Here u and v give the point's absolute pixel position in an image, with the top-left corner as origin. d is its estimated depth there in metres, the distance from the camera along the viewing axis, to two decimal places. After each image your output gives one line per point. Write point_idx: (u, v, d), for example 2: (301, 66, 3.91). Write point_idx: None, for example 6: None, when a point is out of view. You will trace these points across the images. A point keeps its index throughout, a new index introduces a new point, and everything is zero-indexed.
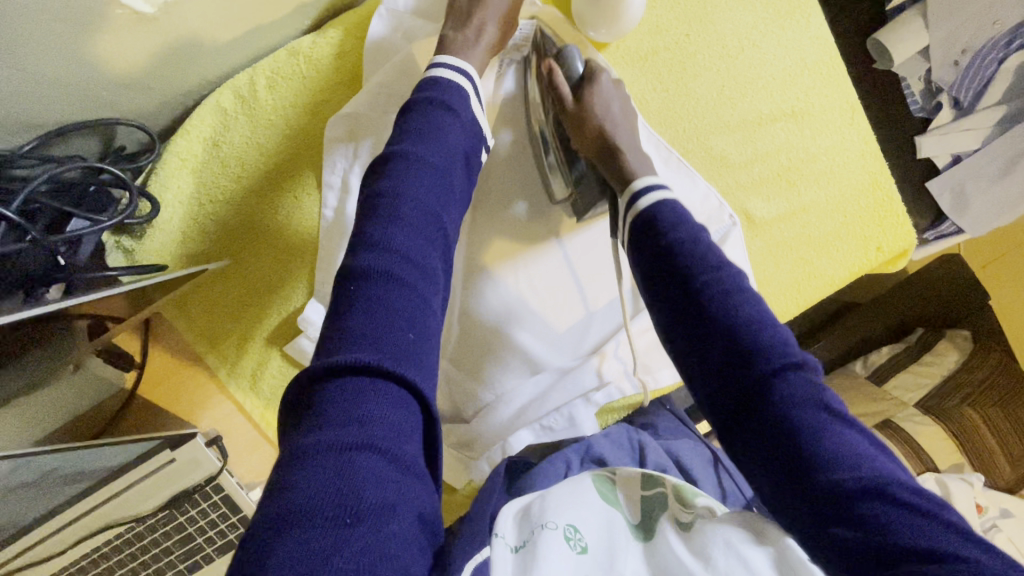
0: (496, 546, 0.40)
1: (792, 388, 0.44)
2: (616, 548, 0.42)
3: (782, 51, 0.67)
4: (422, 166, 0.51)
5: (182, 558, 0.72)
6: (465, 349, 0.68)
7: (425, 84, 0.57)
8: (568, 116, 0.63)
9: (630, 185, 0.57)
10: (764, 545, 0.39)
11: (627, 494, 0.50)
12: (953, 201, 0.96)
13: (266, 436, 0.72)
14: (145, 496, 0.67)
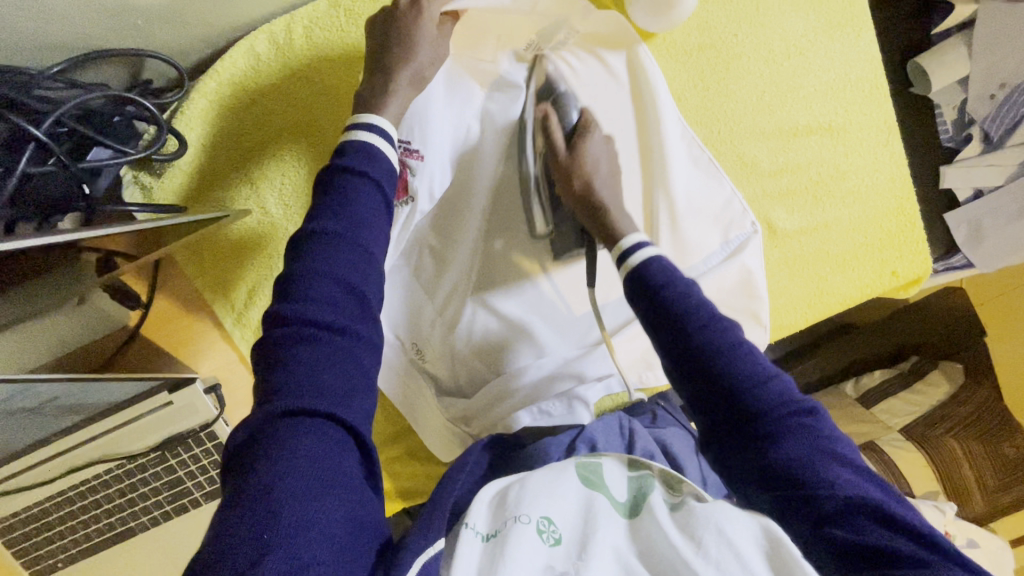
0: (467, 535, 0.44)
1: (786, 436, 0.46)
2: (599, 522, 0.45)
3: (827, 64, 0.66)
4: (335, 243, 0.47)
5: (169, 499, 0.73)
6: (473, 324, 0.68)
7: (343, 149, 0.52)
8: (555, 163, 0.60)
9: (618, 244, 0.56)
10: (754, 532, 0.42)
11: (612, 475, 0.53)
12: (968, 234, 0.97)
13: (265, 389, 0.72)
14: (141, 434, 0.68)
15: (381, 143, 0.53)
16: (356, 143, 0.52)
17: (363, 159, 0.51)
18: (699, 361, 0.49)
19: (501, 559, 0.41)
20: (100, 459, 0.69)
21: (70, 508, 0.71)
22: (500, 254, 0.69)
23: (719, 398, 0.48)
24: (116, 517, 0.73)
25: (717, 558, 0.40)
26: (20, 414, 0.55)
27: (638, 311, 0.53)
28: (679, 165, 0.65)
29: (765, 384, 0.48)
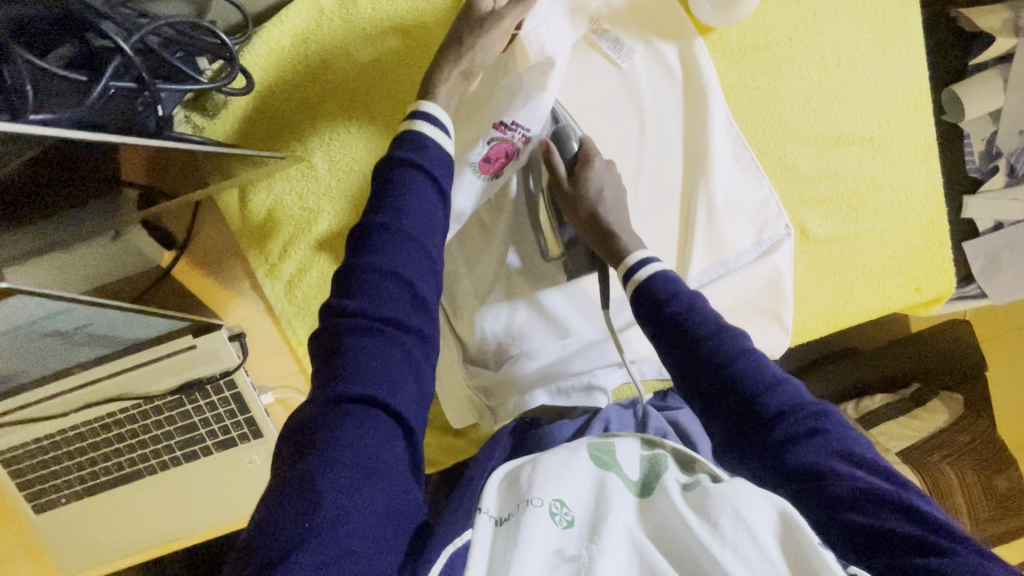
0: (480, 520, 0.43)
1: (797, 437, 0.46)
2: (611, 503, 0.44)
3: (876, 76, 0.67)
4: (399, 238, 0.49)
5: (181, 445, 0.72)
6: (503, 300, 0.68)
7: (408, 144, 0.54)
8: (560, 193, 0.63)
9: (623, 262, 0.60)
10: (770, 514, 0.41)
11: (624, 454, 0.51)
12: (985, 266, 0.99)
13: (289, 342, 0.71)
14: (164, 374, 0.68)
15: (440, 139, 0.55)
16: (412, 134, 0.55)
17: (412, 149, 0.53)
18: (704, 370, 0.51)
19: (515, 539, 0.40)
20: (119, 396, 0.69)
21: (82, 444, 0.71)
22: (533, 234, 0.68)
23: (725, 405, 0.50)
24: (125, 458, 0.72)
25: (734, 541, 0.39)
26: (50, 337, 0.55)
27: (647, 322, 0.56)
28: (721, 156, 0.66)
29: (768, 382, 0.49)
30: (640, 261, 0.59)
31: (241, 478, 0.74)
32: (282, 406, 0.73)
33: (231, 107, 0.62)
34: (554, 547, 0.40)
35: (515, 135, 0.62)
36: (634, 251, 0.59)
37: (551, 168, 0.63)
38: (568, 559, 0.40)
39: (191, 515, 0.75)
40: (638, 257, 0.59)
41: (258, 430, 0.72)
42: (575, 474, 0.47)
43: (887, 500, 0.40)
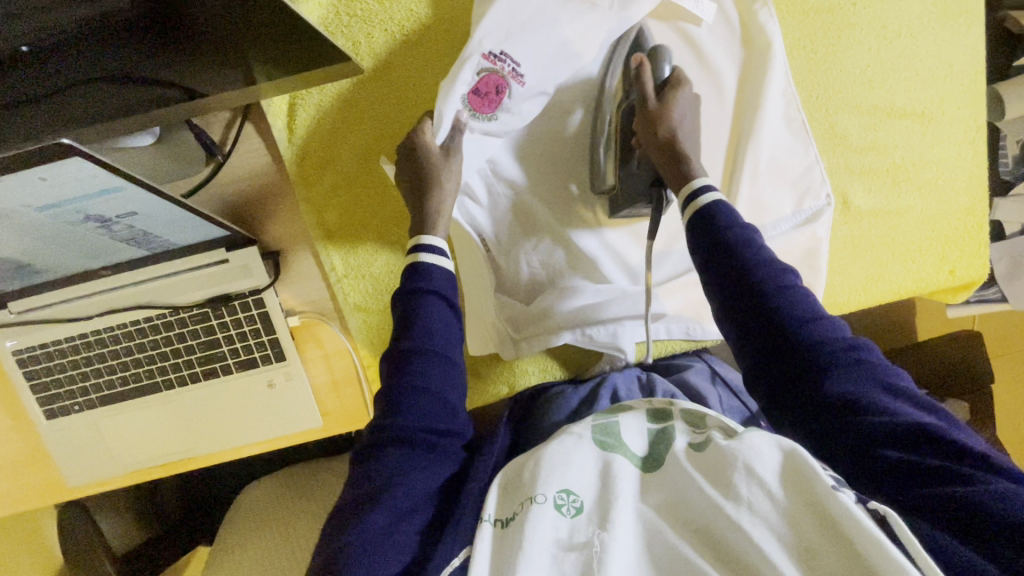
0: (484, 529, 0.48)
1: (837, 364, 0.48)
2: (620, 481, 0.48)
3: (934, 51, 0.67)
4: (423, 357, 0.55)
5: (201, 362, 0.71)
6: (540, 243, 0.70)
7: (416, 272, 0.59)
8: (643, 109, 0.62)
9: (688, 183, 0.59)
10: (780, 467, 0.44)
11: (630, 429, 0.53)
12: (1009, 268, 0.99)
13: (320, 263, 0.70)
14: (194, 285, 0.68)
15: (443, 263, 0.60)
16: (417, 265, 0.59)
17: (421, 277, 0.58)
18: (749, 297, 0.52)
19: (524, 540, 0.44)
20: (146, 304, 0.68)
21: (100, 351, 0.70)
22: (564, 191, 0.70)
23: (769, 333, 0.51)
24: (143, 370, 0.71)
25: (749, 500, 0.42)
26: (91, 226, 0.55)
27: (698, 255, 0.56)
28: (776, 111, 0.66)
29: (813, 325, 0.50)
30: (705, 186, 0.57)
31: (258, 401, 0.73)
32: (307, 332, 0.72)
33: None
34: (561, 538, 0.45)
35: (505, 67, 0.60)
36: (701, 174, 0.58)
37: (638, 89, 0.63)
38: (577, 547, 0.45)
39: (204, 435, 0.74)
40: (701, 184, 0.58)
41: (281, 352, 0.71)
42: (581, 461, 0.50)
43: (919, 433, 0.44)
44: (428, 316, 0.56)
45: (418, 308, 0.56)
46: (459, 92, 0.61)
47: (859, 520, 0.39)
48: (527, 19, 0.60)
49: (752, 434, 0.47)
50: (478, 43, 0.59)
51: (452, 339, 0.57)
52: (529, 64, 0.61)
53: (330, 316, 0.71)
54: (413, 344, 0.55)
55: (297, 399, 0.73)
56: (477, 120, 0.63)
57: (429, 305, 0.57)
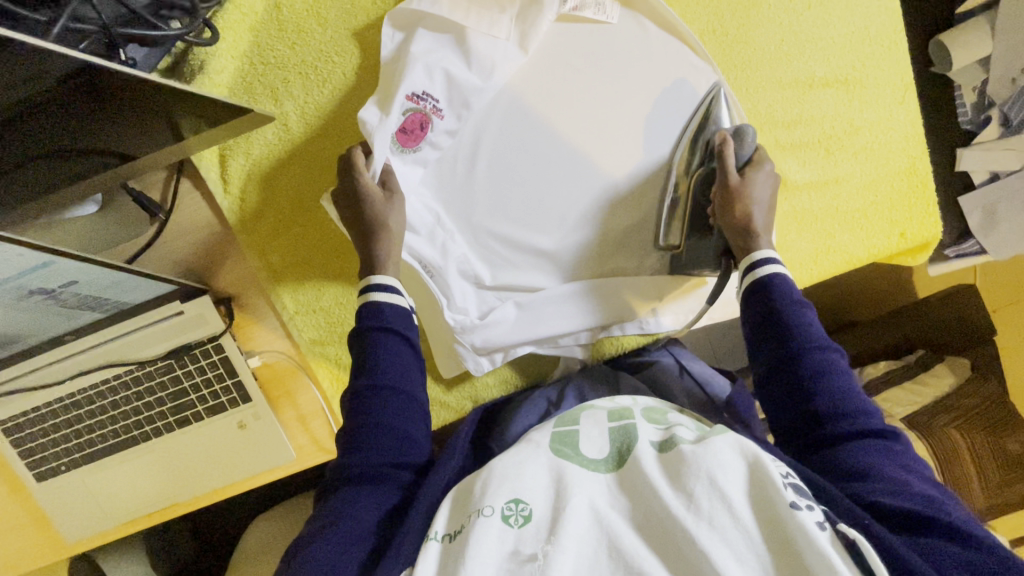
0: (431, 546, 0.48)
1: (869, 449, 0.50)
2: (574, 487, 0.48)
3: (848, 16, 0.67)
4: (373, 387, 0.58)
5: (172, 411, 0.74)
6: (492, 254, 0.70)
7: (367, 313, 0.61)
8: (724, 185, 0.64)
9: (748, 256, 0.62)
10: (742, 476, 0.46)
11: (589, 438, 0.54)
12: (982, 219, 0.96)
13: (276, 302, 0.72)
14: (154, 339, 0.70)
15: (395, 300, 0.62)
16: (367, 305, 0.61)
17: (371, 316, 0.61)
18: (794, 366, 0.55)
19: (468, 554, 0.44)
20: (110, 362, 0.70)
21: (77, 412, 0.72)
22: (507, 196, 0.69)
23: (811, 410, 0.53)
24: (119, 425, 0.74)
25: (710, 513, 0.44)
26: (37, 297, 0.58)
27: (751, 312, 0.60)
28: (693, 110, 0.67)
29: (861, 408, 0.53)
30: (763, 257, 0.61)
31: (231, 444, 0.75)
32: (269, 368, 0.74)
33: (217, 56, 0.64)
34: (509, 547, 0.45)
35: (428, 105, 0.63)
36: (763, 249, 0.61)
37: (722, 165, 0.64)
38: (525, 560, 0.44)
39: (186, 482, 0.76)
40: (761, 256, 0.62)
41: (246, 394, 0.73)
42: (534, 470, 0.51)
43: (928, 517, 0.45)
44: (376, 347, 0.59)
45: (373, 347, 0.59)
46: (390, 131, 0.62)
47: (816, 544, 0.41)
48: (429, 52, 0.63)
49: (719, 441, 0.49)
50: (403, 83, 0.62)
51: (407, 371, 0.60)
52: (448, 101, 0.64)
53: (289, 353, 0.73)
54: (370, 382, 0.58)
55: (267, 436, 0.75)
56: (405, 155, 0.65)
57: (379, 338, 0.60)
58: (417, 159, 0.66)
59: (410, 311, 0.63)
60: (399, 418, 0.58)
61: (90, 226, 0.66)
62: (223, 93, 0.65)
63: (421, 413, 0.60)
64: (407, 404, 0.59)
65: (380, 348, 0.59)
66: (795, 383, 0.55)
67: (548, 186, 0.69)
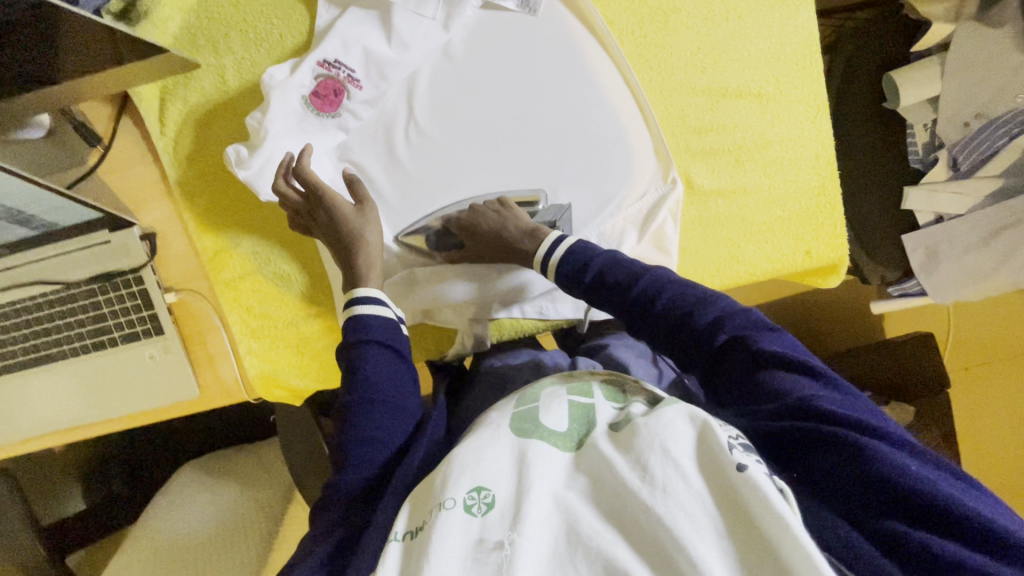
0: (392, 547, 0.45)
1: (737, 357, 0.52)
2: (537, 469, 0.45)
3: (764, 33, 0.71)
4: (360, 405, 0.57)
5: (91, 334, 0.78)
6: (407, 218, 0.71)
7: (354, 326, 0.61)
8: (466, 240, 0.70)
9: (532, 258, 0.66)
10: (689, 444, 0.44)
11: (549, 414, 0.52)
12: (925, 260, 0.96)
13: (198, 246, 0.77)
14: (80, 263, 0.74)
15: (381, 311, 0.62)
16: (352, 318, 0.61)
17: (357, 329, 0.60)
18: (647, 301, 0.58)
19: (431, 552, 0.41)
20: (40, 280, 0.75)
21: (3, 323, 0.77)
22: (424, 155, 0.70)
23: (676, 332, 0.56)
24: (42, 342, 0.78)
25: (664, 482, 0.41)
26: None
27: (581, 288, 0.63)
28: (594, 104, 0.69)
29: (714, 314, 0.54)
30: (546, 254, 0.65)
31: (142, 373, 0.78)
32: (184, 307, 0.78)
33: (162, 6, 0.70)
34: (472, 537, 0.42)
35: (340, 73, 0.67)
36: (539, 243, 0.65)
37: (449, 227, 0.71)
38: (490, 548, 0.41)
39: (98, 405, 0.80)
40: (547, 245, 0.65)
41: (160, 327, 0.77)
42: (494, 453, 0.47)
43: (806, 413, 0.45)
44: (365, 364, 0.59)
45: (361, 360, 0.59)
46: (298, 92, 0.67)
47: (770, 499, 0.39)
48: (356, 25, 0.68)
49: (670, 411, 0.47)
50: (316, 50, 0.67)
51: (394, 382, 0.59)
52: (364, 73, 0.68)
53: (204, 292, 0.78)
54: (355, 397, 0.57)
55: (176, 371, 0.78)
56: (323, 119, 0.68)
57: (366, 353, 0.59)
58: (336, 124, 0.69)
59: (397, 322, 0.63)
60: (379, 428, 0.57)
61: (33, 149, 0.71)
62: (165, 40, 0.71)
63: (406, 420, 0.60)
64: (392, 416, 0.58)
65: (366, 361, 0.59)
66: (649, 319, 0.58)
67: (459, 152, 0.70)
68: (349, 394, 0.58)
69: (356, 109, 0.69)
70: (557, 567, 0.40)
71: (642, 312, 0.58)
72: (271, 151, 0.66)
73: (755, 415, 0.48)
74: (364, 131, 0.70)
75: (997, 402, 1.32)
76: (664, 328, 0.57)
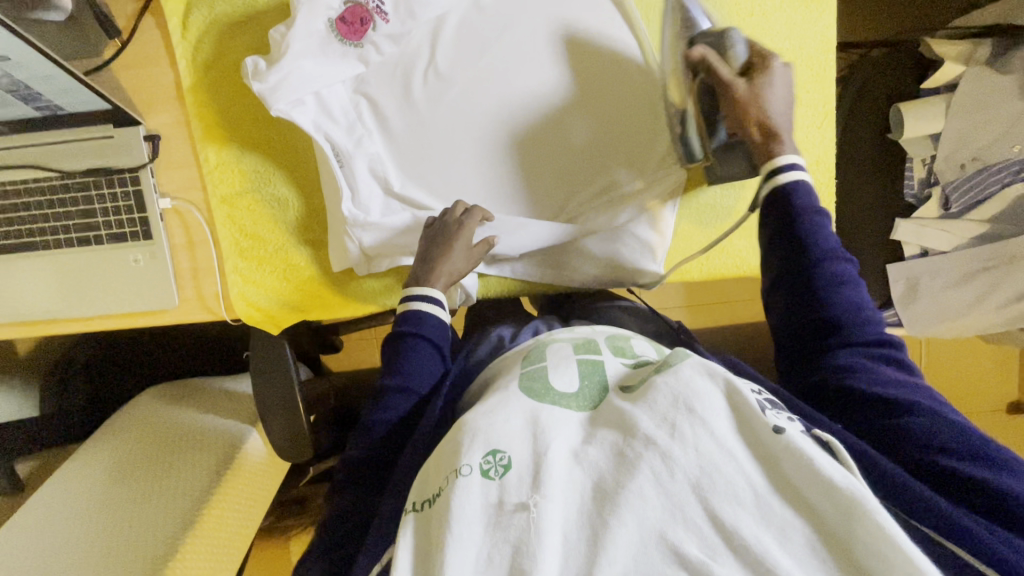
0: (409, 520, 0.46)
1: (871, 353, 0.55)
2: (552, 432, 0.47)
3: (785, 34, 0.73)
4: (399, 394, 0.62)
5: (77, 229, 0.76)
6: (417, 160, 0.74)
7: (408, 319, 0.66)
8: (729, 90, 0.63)
9: (772, 159, 0.61)
10: (713, 398, 0.45)
11: (557, 377, 0.54)
12: (904, 292, 0.98)
13: (199, 156, 0.76)
14: (79, 155, 0.74)
15: (436, 311, 0.67)
16: (409, 313, 0.66)
17: (412, 323, 0.65)
18: (809, 274, 0.58)
19: (451, 516, 0.42)
20: (36, 165, 0.74)
21: None
22: (439, 105, 0.73)
23: (822, 312, 0.57)
24: (26, 230, 0.76)
25: (694, 440, 0.42)
26: None
27: (767, 223, 0.62)
28: (604, 82, 0.73)
29: (865, 314, 0.57)
30: (789, 165, 0.61)
31: (123, 277, 0.77)
32: (178, 216, 0.78)
33: None
34: (493, 499, 0.43)
35: (370, 3, 0.68)
36: (789, 152, 0.61)
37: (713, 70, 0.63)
38: (511, 509, 0.42)
39: (74, 303, 0.78)
40: (786, 162, 0.61)
41: (148, 232, 0.76)
42: (506, 415, 0.48)
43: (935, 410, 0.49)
44: (410, 356, 0.64)
45: (405, 352, 0.64)
46: (326, 15, 0.67)
47: (810, 456, 0.40)
48: None
49: (686, 368, 0.48)
50: None
51: (430, 376, 0.64)
52: (393, 7, 0.69)
53: (200, 206, 0.78)
54: (394, 383, 0.63)
55: (159, 279, 0.77)
56: (346, 47, 0.69)
57: (415, 347, 0.64)
58: (359, 55, 0.70)
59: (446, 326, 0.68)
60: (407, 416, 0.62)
61: (50, 31, 0.70)
62: None
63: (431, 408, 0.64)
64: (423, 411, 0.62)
65: (412, 353, 0.64)
66: (805, 289, 0.58)
67: (475, 106, 0.73)
68: (390, 379, 0.63)
69: (380, 42, 0.70)
70: (584, 523, 0.41)
71: (806, 276, 0.58)
72: (290, 68, 0.66)
73: (875, 396, 0.51)
74: (384, 68, 0.72)
75: None
76: (813, 305, 0.58)
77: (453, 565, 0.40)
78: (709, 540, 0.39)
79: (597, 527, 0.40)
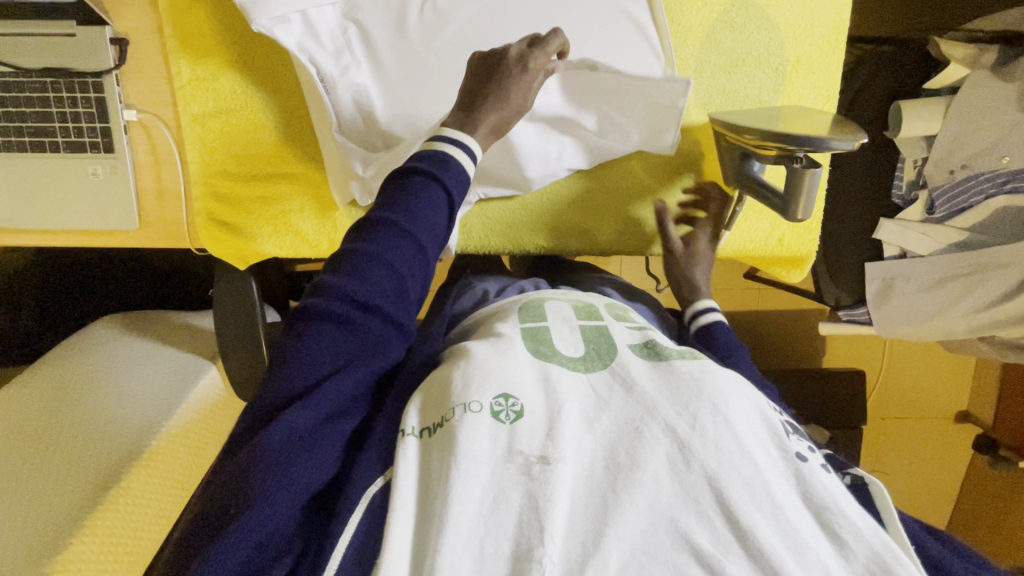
0: (409, 442, 0.46)
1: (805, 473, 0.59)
2: (563, 392, 0.47)
3: (797, 9, 0.73)
4: (397, 238, 0.53)
5: (30, 133, 0.70)
6: (409, 94, 0.69)
7: (430, 156, 0.56)
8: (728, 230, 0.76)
9: (691, 304, 0.75)
10: (737, 401, 0.47)
11: (561, 341, 0.53)
12: (879, 289, 1.00)
13: (172, 66, 0.71)
14: (34, 50, 0.67)
15: (460, 155, 0.58)
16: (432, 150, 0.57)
17: (433, 162, 0.56)
18: None
19: (456, 451, 0.42)
20: None
21: None
22: (435, 40, 0.68)
23: None
24: None
25: (715, 434, 0.44)
26: None
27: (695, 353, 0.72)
28: (611, 36, 0.70)
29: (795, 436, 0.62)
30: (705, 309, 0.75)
31: (80, 189, 0.72)
32: (144, 131, 0.73)
33: None
34: (501, 446, 0.43)
35: None
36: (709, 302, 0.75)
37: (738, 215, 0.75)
38: (522, 459, 0.42)
39: (24, 213, 0.73)
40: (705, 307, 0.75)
41: (112, 144, 0.71)
42: (515, 365, 0.48)
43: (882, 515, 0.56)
44: (416, 194, 0.54)
45: (412, 190, 0.54)
46: None
47: (825, 483, 0.44)
48: None
49: (708, 364, 0.50)
50: None
51: (435, 224, 0.55)
52: None
53: (169, 122, 0.73)
54: (391, 217, 0.53)
55: (121, 196, 0.72)
56: None
57: (421, 185, 0.55)
58: None
59: (466, 176, 0.58)
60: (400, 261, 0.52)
61: None
62: None
63: (425, 267, 0.55)
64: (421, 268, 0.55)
65: (419, 192, 0.54)
66: None
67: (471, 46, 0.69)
68: (391, 212, 0.53)
69: None
70: (594, 491, 0.42)
71: None
72: None
73: None
74: None
75: (901, 450, 1.45)
76: None
77: (459, 503, 0.40)
78: (721, 533, 0.41)
79: (607, 498, 0.41)
